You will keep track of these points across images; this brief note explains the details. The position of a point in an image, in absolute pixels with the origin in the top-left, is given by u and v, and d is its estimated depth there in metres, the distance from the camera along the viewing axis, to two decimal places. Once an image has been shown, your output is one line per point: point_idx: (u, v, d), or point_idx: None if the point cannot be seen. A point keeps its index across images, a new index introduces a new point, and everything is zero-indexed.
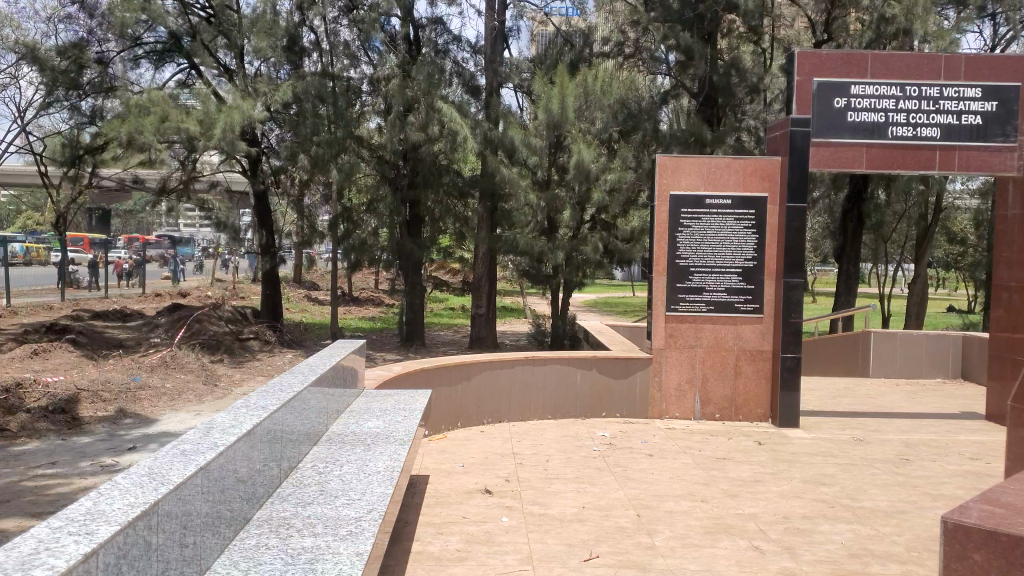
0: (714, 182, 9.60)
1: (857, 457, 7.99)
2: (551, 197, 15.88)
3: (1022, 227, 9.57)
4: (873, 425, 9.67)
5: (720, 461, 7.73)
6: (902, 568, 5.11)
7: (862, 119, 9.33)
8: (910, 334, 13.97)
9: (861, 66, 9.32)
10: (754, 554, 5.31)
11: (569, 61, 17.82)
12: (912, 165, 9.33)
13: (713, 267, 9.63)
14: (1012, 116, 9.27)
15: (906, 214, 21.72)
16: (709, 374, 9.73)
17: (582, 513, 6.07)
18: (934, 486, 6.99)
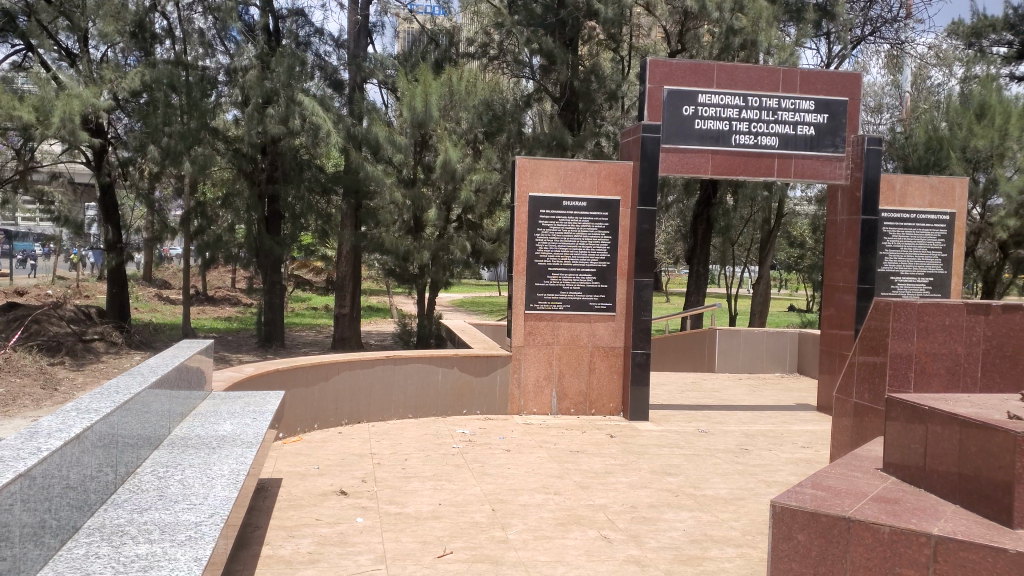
0: (571, 184, 9.84)
1: (701, 448, 8.41)
2: (416, 195, 15.86)
3: (851, 231, 10.40)
4: (717, 417, 10.19)
5: (573, 454, 7.95)
6: (738, 551, 5.44)
7: (708, 127, 9.81)
8: (752, 332, 14.83)
9: (707, 76, 9.81)
10: (602, 543, 5.50)
11: (434, 61, 18.03)
12: (754, 172, 9.90)
13: (569, 267, 9.89)
14: (841, 127, 10.05)
15: (751, 219, 22.98)
16: (565, 370, 9.99)
17: (438, 510, 6.10)
18: (769, 473, 7.46)
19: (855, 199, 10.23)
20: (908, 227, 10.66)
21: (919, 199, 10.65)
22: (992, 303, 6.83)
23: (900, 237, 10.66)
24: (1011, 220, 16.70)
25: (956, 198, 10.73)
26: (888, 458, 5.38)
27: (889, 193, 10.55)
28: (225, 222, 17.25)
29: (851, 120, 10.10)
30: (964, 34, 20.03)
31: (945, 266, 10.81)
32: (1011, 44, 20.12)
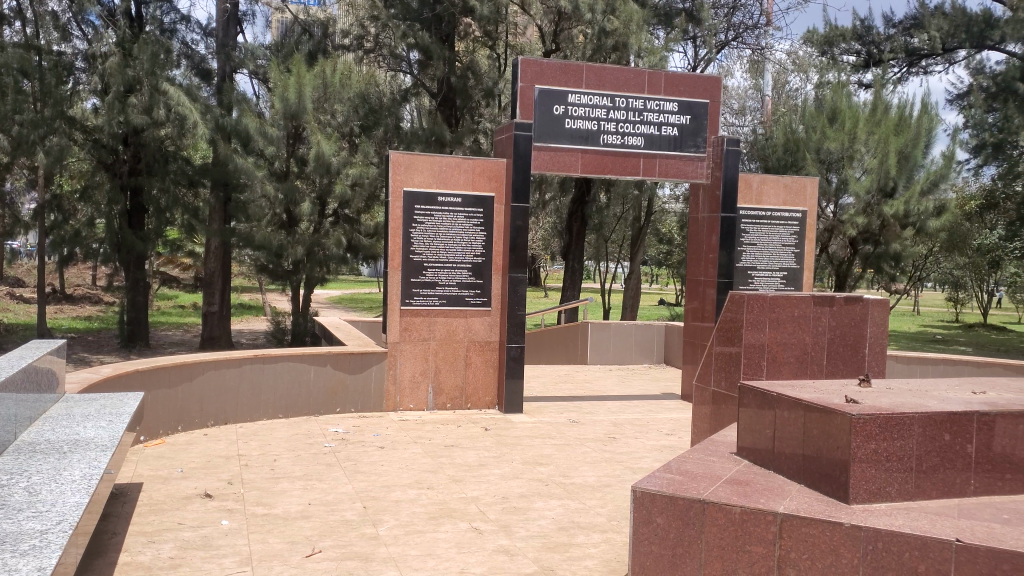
0: (445, 180, 9.86)
1: (572, 437, 8.64)
2: (288, 188, 15.45)
3: (712, 228, 10.90)
4: (588, 408, 10.48)
5: (447, 449, 8.02)
6: (603, 536, 5.64)
7: (578, 126, 10.05)
8: (622, 324, 15.28)
9: (576, 77, 10.03)
10: (473, 535, 5.59)
11: (307, 52, 17.55)
12: (622, 171, 10.22)
13: (445, 263, 9.91)
14: (703, 129, 10.51)
15: (623, 217, 23.65)
16: (441, 365, 10.02)
17: (307, 510, 6.03)
18: (635, 460, 7.74)
19: (715, 198, 10.74)
20: (764, 224, 11.25)
21: (773, 197, 11.28)
22: (836, 295, 7.38)
23: (757, 233, 11.24)
24: (860, 218, 17.87)
25: (806, 197, 11.39)
26: (742, 442, 5.70)
27: (747, 192, 11.14)
28: (85, 216, 16.55)
29: (712, 122, 10.58)
30: (818, 42, 21.21)
31: (798, 261, 11.46)
32: (859, 54, 21.36)
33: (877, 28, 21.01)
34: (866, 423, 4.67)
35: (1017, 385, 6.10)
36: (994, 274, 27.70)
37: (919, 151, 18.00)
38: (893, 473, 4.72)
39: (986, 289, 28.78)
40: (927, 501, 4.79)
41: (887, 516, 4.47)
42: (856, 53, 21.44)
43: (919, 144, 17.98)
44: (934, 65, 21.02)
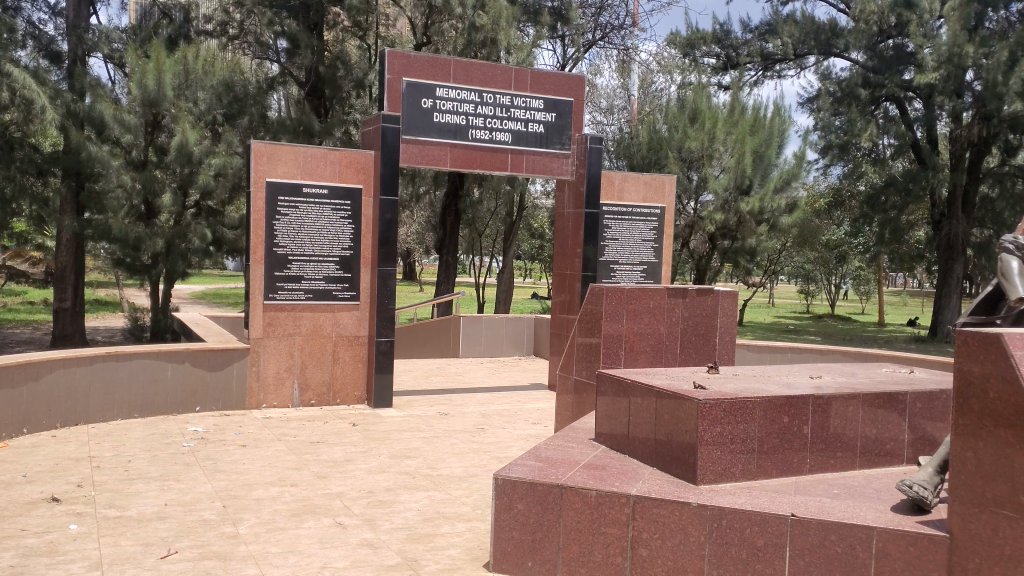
0: (310, 172, 9.68)
1: (440, 430, 8.70)
2: (147, 177, 14.87)
3: (577, 224, 11.20)
4: (457, 400, 10.57)
5: (313, 445, 7.91)
6: (467, 525, 5.73)
7: (446, 120, 10.09)
8: (493, 318, 15.43)
9: (444, 70, 10.05)
10: (336, 530, 5.56)
11: (167, 37, 16.82)
12: (489, 166, 10.35)
13: (311, 256, 9.74)
14: (567, 126, 10.79)
15: (496, 212, 23.87)
16: (307, 361, 9.87)
17: (163, 511, 5.83)
18: (502, 450, 7.89)
19: (580, 195, 11.05)
20: (625, 219, 11.63)
21: (634, 194, 11.69)
22: (689, 288, 7.90)
23: (618, 228, 11.60)
24: (718, 215, 18.73)
25: (665, 194, 11.86)
26: (601, 428, 5.94)
27: (609, 188, 11.49)
28: None
29: (576, 120, 10.87)
30: (681, 45, 22.06)
31: (657, 256, 11.92)
32: (718, 57, 22.38)
33: (734, 33, 22.07)
34: (712, 408, 4.94)
35: (849, 370, 6.61)
36: (840, 268, 29.68)
37: (772, 151, 18.99)
38: (737, 454, 5.01)
39: (834, 283, 30.77)
40: (767, 479, 5.11)
41: (731, 494, 4.74)
42: (715, 56, 22.45)
43: (771, 144, 18.97)
44: (786, 69, 22.29)
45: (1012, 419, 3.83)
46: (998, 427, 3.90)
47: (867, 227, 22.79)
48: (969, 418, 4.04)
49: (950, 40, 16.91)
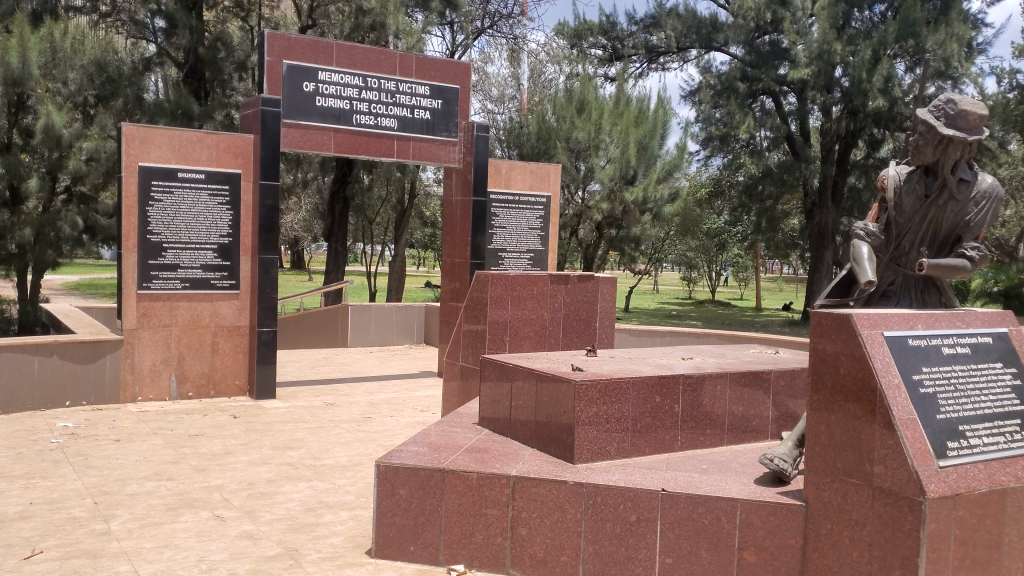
0: (185, 155, 9.36)
1: (325, 420, 8.61)
2: (12, 161, 13.71)
3: (465, 212, 11.23)
4: (344, 389, 10.48)
5: (191, 438, 7.69)
6: (350, 513, 5.72)
7: (329, 104, 9.92)
8: (382, 306, 15.31)
9: (327, 53, 9.87)
10: (215, 523, 5.44)
11: (32, 9, 15.22)
12: (374, 152, 10.25)
13: (187, 243, 9.43)
14: (454, 113, 10.79)
15: (387, 198, 23.65)
16: (185, 352, 9.56)
17: (28, 510, 5.56)
18: (388, 438, 7.87)
19: (467, 182, 11.12)
20: (512, 208, 11.71)
21: (521, 182, 11.79)
22: (572, 274, 8.12)
23: (506, 216, 11.67)
24: (604, 204, 19.28)
25: (551, 183, 12.03)
26: (484, 413, 6.02)
27: (496, 176, 11.54)
28: None
29: (462, 107, 10.89)
30: (568, 35, 22.40)
31: (544, 243, 12.09)
32: (605, 48, 22.81)
33: (620, 25, 22.50)
34: (589, 389, 5.09)
35: (720, 352, 6.92)
36: (721, 255, 30.87)
37: (655, 142, 19.55)
38: (612, 434, 5.19)
39: (715, 269, 31.99)
40: (641, 457, 5.32)
41: (607, 472, 4.90)
42: (602, 48, 22.86)
43: (655, 135, 19.49)
44: (670, 62, 22.90)
45: (859, 393, 4.12)
46: (846, 401, 4.18)
47: (745, 216, 23.77)
48: (822, 393, 4.31)
49: (820, 38, 17.68)
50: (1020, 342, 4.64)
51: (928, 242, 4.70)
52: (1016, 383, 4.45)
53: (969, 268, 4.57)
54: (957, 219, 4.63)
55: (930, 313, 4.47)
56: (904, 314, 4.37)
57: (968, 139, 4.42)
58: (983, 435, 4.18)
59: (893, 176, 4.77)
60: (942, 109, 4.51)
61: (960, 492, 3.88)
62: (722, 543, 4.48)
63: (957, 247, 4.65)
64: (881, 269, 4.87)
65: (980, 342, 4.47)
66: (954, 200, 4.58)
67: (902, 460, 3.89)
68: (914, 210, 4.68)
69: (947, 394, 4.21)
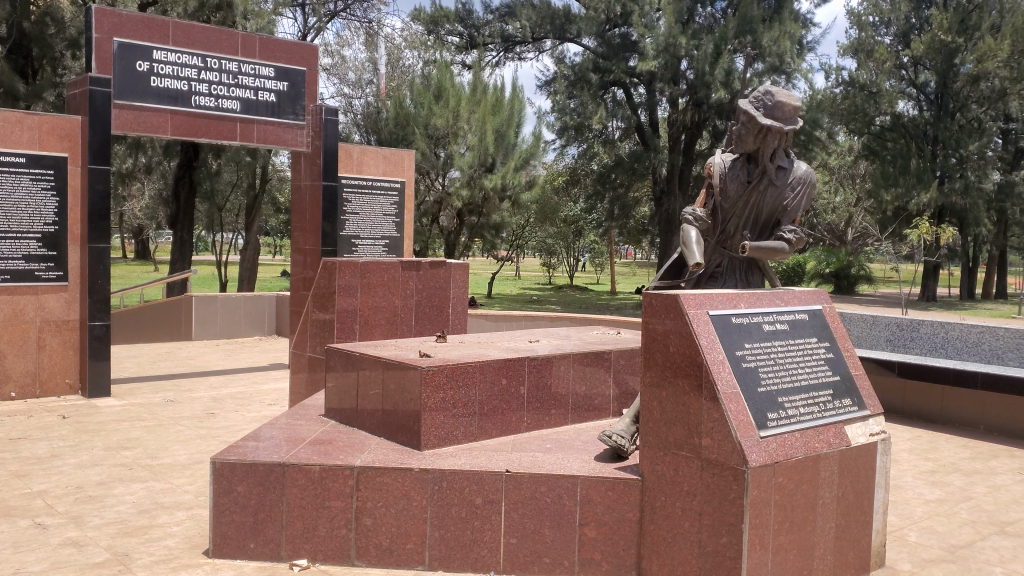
0: (3, 137, 8.67)
1: (165, 417, 8.22)
2: None
3: (314, 197, 10.78)
4: (186, 385, 10.03)
5: (12, 442, 7.14)
6: (188, 513, 5.49)
7: (165, 85, 9.42)
8: (229, 296, 14.77)
9: (162, 32, 9.38)
10: (35, 531, 5.09)
11: None
12: (216, 135, 9.83)
13: (6, 232, 8.73)
14: (300, 96, 10.46)
15: (236, 183, 22.78)
16: (5, 350, 8.87)
17: None
18: (231, 434, 7.61)
19: (315, 167, 10.76)
20: (365, 193, 11.47)
21: (373, 167, 11.58)
22: (423, 261, 8.18)
23: (359, 202, 11.42)
24: (463, 191, 19.25)
25: (404, 169, 11.86)
26: (330, 403, 5.90)
27: (347, 161, 11.28)
28: None
29: (310, 90, 10.58)
30: (425, 21, 22.22)
31: (399, 230, 11.91)
32: (461, 35, 22.74)
33: (476, 13, 22.46)
34: (435, 374, 5.07)
35: (565, 334, 7.08)
36: (578, 241, 31.63)
37: (512, 132, 19.61)
38: (458, 418, 5.20)
39: (573, 256, 32.76)
40: (488, 439, 5.36)
41: (453, 457, 4.90)
42: (459, 35, 22.80)
43: (511, 124, 19.55)
44: (525, 52, 23.04)
45: (687, 369, 4.31)
46: (676, 377, 4.37)
47: (599, 204, 24.42)
48: (654, 370, 4.49)
49: (666, 31, 18.30)
50: (832, 319, 5.00)
51: (751, 226, 5.00)
52: (828, 356, 4.79)
53: (786, 249, 4.86)
54: (776, 204, 4.95)
55: (753, 292, 4.73)
56: (728, 294, 4.60)
57: (785, 129, 4.73)
58: (799, 405, 4.46)
59: (718, 164, 4.99)
60: (760, 101, 4.79)
61: (779, 459, 4.13)
62: (564, 521, 4.59)
63: (776, 230, 4.97)
64: (709, 252, 5.12)
65: (797, 319, 4.80)
66: (773, 186, 4.89)
67: (726, 432, 4.10)
68: (737, 197, 4.96)
69: (767, 367, 4.47)
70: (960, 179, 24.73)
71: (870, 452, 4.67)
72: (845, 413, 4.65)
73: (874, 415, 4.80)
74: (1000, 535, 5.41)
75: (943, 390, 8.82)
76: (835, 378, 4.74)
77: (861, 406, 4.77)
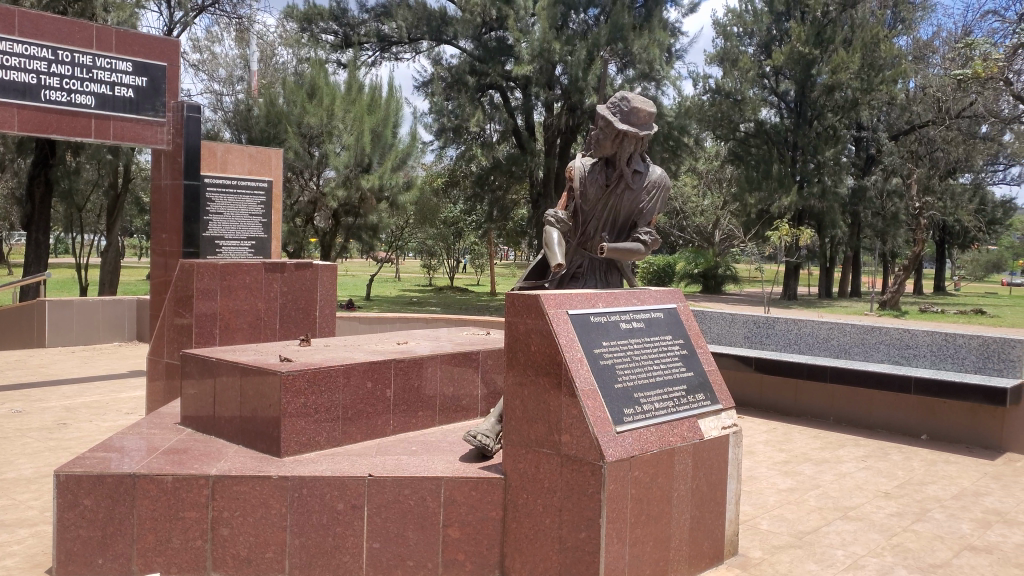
0: None
1: (10, 429, 7.71)
2: None
3: (176, 196, 9.64)
4: (37, 395, 9.45)
5: None
6: (30, 530, 5.17)
7: (10, 78, 8.75)
8: (86, 301, 14.02)
9: (6, 22, 8.70)
10: None
11: None
12: (67, 132, 9.18)
13: None
14: (161, 93, 9.77)
15: (97, 182, 21.63)
16: None
17: None
18: (83, 445, 7.22)
19: (176, 166, 9.69)
20: (229, 193, 10.14)
21: (238, 166, 10.24)
22: (287, 262, 8.25)
23: (222, 203, 10.07)
24: (339, 191, 18.85)
25: (273, 167, 10.55)
26: (186, 411, 5.69)
27: (210, 159, 9.90)
28: None
29: (172, 86, 9.87)
30: (297, 18, 21.71)
31: (267, 231, 10.53)
32: (336, 34, 22.31)
33: (351, 11, 22.11)
34: (295, 379, 4.96)
35: (435, 335, 7.10)
36: (458, 243, 31.67)
37: (389, 131, 19.34)
38: (321, 423, 5.11)
39: (453, 257, 32.78)
40: (352, 444, 5.29)
41: (314, 463, 4.81)
42: (333, 33, 22.38)
43: (388, 124, 19.38)
44: (402, 52, 22.87)
45: (548, 368, 4.38)
46: (537, 375, 4.44)
47: (478, 205, 24.50)
48: (517, 369, 4.56)
49: (541, 36, 18.58)
50: (686, 317, 5.22)
51: (609, 228, 5.17)
52: (682, 353, 4.99)
53: (642, 250, 5.03)
54: (632, 207, 5.15)
55: (611, 292, 4.87)
56: (587, 293, 4.71)
57: (641, 134, 4.90)
58: (654, 401, 4.61)
59: (579, 168, 5.09)
60: (617, 107, 4.95)
61: (635, 454, 4.25)
62: (428, 522, 4.58)
63: (633, 232, 5.17)
64: (571, 253, 5.23)
65: (653, 317, 4.98)
66: (630, 189, 5.08)
67: (584, 428, 4.18)
68: (596, 200, 5.10)
69: (624, 364, 4.60)
70: (818, 184, 26.22)
71: (722, 445, 4.87)
72: (698, 407, 4.84)
73: (725, 409, 5.02)
74: (842, 519, 5.75)
75: (795, 385, 9.36)
76: (689, 374, 4.93)
77: (713, 401, 4.98)
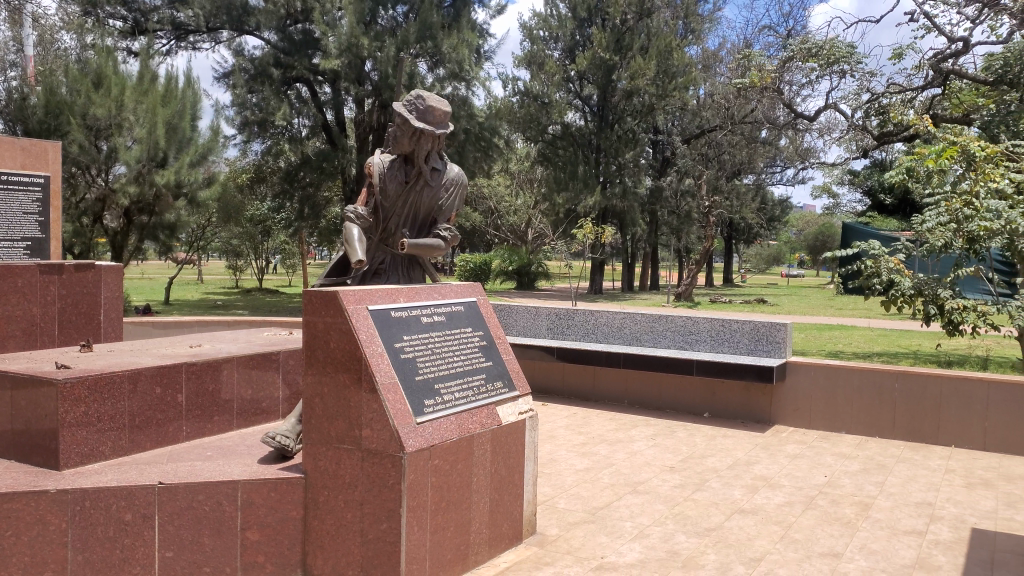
0: None
1: None
2: None
3: None
4: None
5: None
6: None
7: None
8: None
9: None
10: None
11: None
12: None
13: None
14: None
15: None
16: None
17: None
18: None
19: None
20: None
21: (8, 160, 9.28)
22: (65, 263, 7.78)
23: None
24: (131, 188, 17.82)
25: (50, 162, 9.69)
26: None
27: None
28: None
29: None
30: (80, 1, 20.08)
31: (44, 231, 9.60)
32: (125, 19, 20.88)
33: None
34: (74, 388, 4.67)
35: (233, 336, 6.89)
36: (266, 243, 30.59)
37: (185, 124, 18.66)
38: (105, 432, 4.83)
39: (262, 257, 31.63)
40: (140, 452, 5.05)
41: (97, 473, 4.54)
42: (122, 19, 20.90)
43: (184, 117, 18.59)
44: (200, 41, 21.83)
45: (348, 364, 4.39)
46: (337, 372, 4.43)
47: (286, 203, 23.80)
48: (315, 367, 4.52)
49: (348, 31, 18.40)
50: (485, 310, 5.39)
51: (408, 224, 5.23)
52: (481, 344, 5.15)
53: (441, 246, 5.17)
54: (432, 204, 5.26)
55: (411, 287, 4.95)
56: (388, 289, 4.76)
57: (437, 133, 5.01)
58: (455, 391, 4.73)
59: (378, 164, 5.12)
60: (413, 105, 5.02)
61: (435, 443, 4.34)
62: (224, 527, 4.45)
63: (434, 228, 5.28)
64: (373, 250, 5.24)
65: (453, 311, 5.11)
66: (428, 186, 5.19)
67: (384, 421, 4.23)
68: (397, 197, 5.15)
69: (425, 358, 4.68)
70: (619, 184, 27.69)
71: (519, 430, 5.09)
72: (496, 395, 5.02)
73: (522, 396, 5.24)
74: (632, 493, 6.15)
75: (594, 373, 9.85)
76: (489, 364, 5.10)
77: (510, 388, 5.19)
